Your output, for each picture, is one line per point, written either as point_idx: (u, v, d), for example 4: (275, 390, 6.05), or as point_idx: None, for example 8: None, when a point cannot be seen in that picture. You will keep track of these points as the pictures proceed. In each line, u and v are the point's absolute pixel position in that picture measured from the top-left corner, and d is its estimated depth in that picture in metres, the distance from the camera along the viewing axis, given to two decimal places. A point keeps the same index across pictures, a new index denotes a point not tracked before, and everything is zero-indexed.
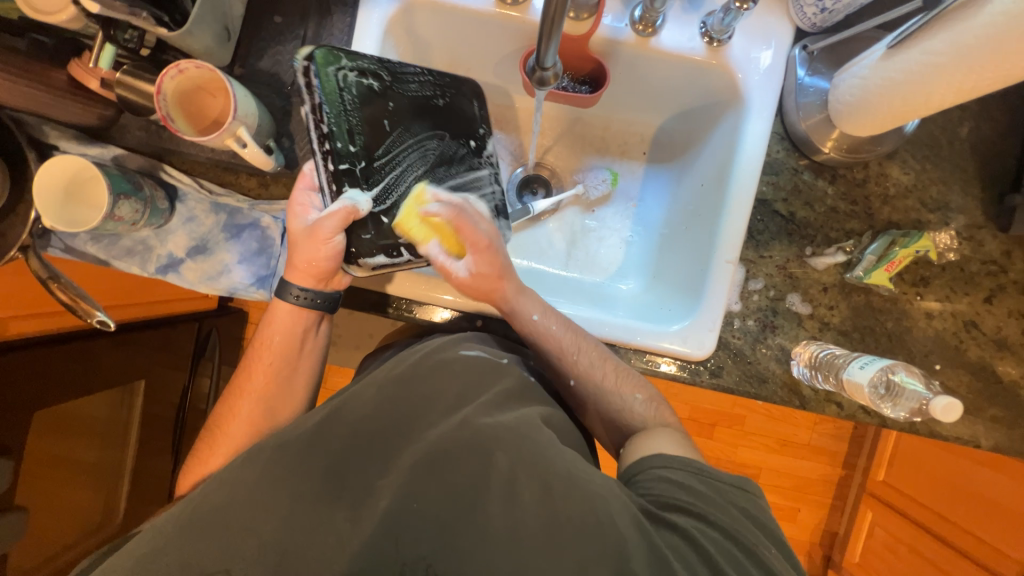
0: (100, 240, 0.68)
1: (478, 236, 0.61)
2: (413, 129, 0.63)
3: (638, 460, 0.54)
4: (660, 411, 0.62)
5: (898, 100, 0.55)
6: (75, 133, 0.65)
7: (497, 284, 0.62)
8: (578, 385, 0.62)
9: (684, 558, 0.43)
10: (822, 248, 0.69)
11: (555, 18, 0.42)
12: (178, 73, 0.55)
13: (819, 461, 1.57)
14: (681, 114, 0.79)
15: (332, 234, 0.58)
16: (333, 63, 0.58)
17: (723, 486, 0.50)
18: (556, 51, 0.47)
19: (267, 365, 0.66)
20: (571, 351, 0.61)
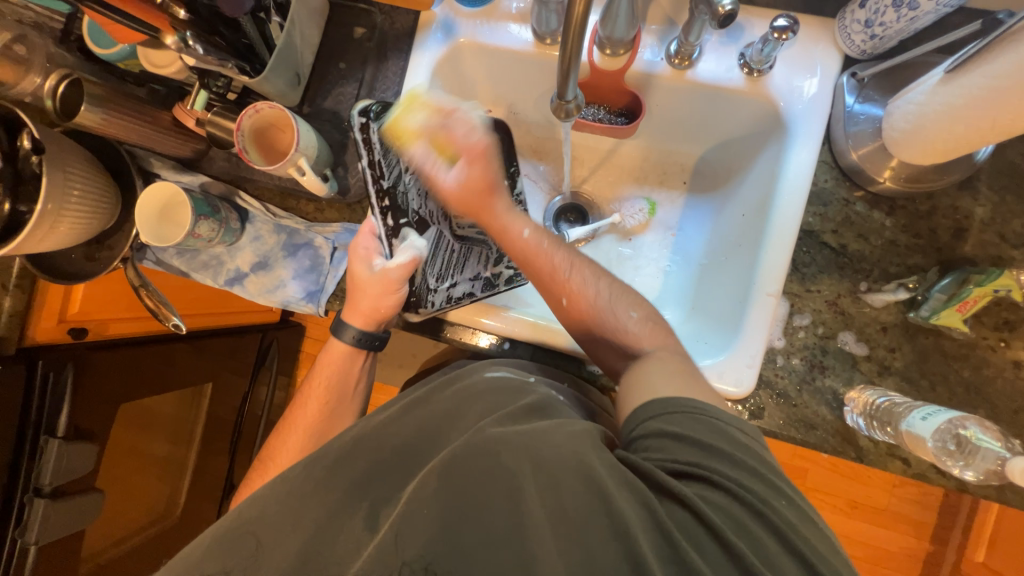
0: (183, 254, 0.78)
1: (470, 146, 0.66)
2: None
3: (637, 408, 0.50)
4: (660, 329, 0.61)
5: (963, 124, 0.50)
6: (173, 164, 0.77)
7: (484, 197, 0.66)
8: (571, 301, 0.62)
9: (696, 534, 0.40)
10: (879, 283, 0.64)
11: (573, 52, 0.44)
12: (255, 113, 0.64)
13: (898, 530, 1.37)
14: (723, 143, 0.77)
15: (398, 282, 0.64)
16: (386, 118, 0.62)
17: (718, 432, 0.45)
18: (576, 84, 0.50)
19: (326, 380, 0.71)
20: (563, 268, 0.63)
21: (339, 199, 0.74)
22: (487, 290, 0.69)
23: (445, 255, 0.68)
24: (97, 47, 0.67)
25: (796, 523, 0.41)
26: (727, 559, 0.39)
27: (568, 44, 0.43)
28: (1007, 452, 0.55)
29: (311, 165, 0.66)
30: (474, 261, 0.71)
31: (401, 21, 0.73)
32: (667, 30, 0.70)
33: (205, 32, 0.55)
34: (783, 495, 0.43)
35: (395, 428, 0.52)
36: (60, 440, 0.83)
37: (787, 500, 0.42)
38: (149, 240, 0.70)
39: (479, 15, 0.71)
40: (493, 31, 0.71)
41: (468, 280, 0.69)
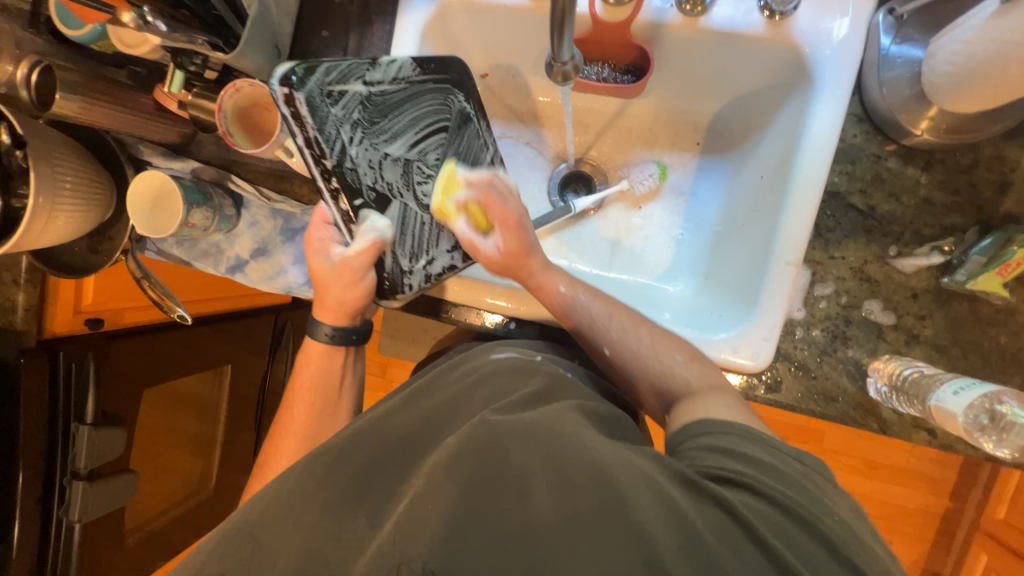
0: (182, 243, 0.77)
1: (506, 215, 0.62)
2: (406, 139, 0.61)
3: (683, 429, 0.51)
4: (707, 367, 0.57)
5: (1015, 64, 0.44)
6: (162, 150, 0.74)
7: (523, 261, 0.62)
8: (614, 353, 0.60)
9: (733, 533, 0.39)
10: (911, 247, 0.59)
11: (565, 3, 0.39)
12: (235, 92, 0.61)
13: (918, 489, 1.37)
14: (741, 98, 0.71)
15: (361, 271, 0.63)
16: (311, 80, 0.55)
17: (773, 451, 0.46)
18: (572, 42, 0.45)
19: (319, 367, 0.70)
20: (602, 319, 0.60)
21: None
22: (468, 259, 0.65)
23: (414, 232, 0.63)
24: (65, 27, 0.63)
25: (842, 538, 0.39)
26: (761, 555, 0.38)
27: None
28: None
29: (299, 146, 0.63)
30: (448, 230, 0.64)
31: None
32: None
33: (169, 7, 0.53)
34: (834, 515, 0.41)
35: (403, 417, 0.52)
36: (89, 427, 0.86)
37: (834, 514, 0.41)
38: (144, 229, 0.69)
39: None
40: None
41: (446, 252, 0.64)
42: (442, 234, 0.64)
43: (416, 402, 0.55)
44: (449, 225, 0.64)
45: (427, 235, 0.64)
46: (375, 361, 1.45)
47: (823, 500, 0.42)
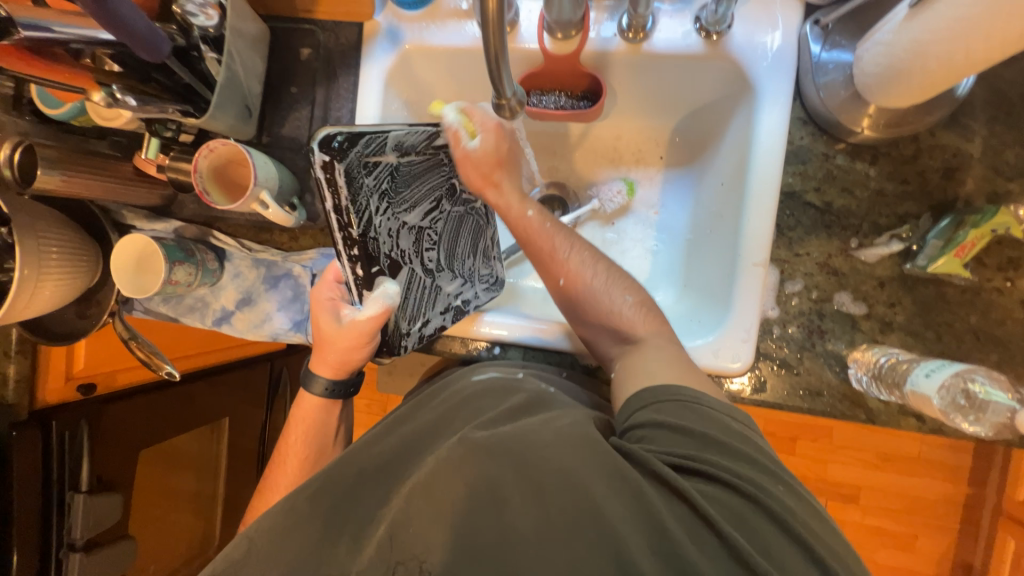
0: (168, 300, 0.78)
1: (488, 117, 0.57)
2: (422, 210, 0.59)
3: (641, 392, 0.52)
4: (652, 315, 0.60)
5: (935, 61, 0.47)
6: (146, 213, 0.76)
7: (496, 172, 0.60)
8: (568, 283, 0.61)
9: (692, 522, 0.41)
10: (870, 237, 0.61)
11: (498, 52, 0.42)
12: (209, 152, 0.63)
13: (934, 477, 1.34)
14: (694, 112, 0.74)
15: (370, 333, 0.62)
16: (352, 151, 0.49)
17: (717, 424, 0.47)
18: (512, 80, 0.48)
19: (310, 411, 0.69)
20: (562, 251, 0.61)
21: (311, 225, 0.73)
22: (459, 318, 0.67)
23: (418, 294, 0.62)
24: (47, 107, 0.67)
25: (795, 509, 0.42)
26: (719, 540, 0.40)
27: (491, 38, 0.41)
28: (1016, 403, 0.53)
29: (274, 197, 0.65)
30: (443, 292, 0.65)
31: (346, 35, 0.71)
32: (616, 4, 0.67)
33: (138, 81, 0.55)
34: (778, 483, 0.44)
35: (381, 447, 0.52)
36: (84, 494, 0.86)
37: (779, 484, 0.44)
38: (130, 292, 0.70)
39: (424, 18, 0.70)
40: (441, 32, 0.69)
41: (440, 313, 0.65)
42: (438, 295, 0.64)
43: (395, 429, 0.55)
44: (444, 287, 0.65)
45: (428, 299, 0.64)
46: (374, 400, 1.44)
47: (771, 473, 0.44)
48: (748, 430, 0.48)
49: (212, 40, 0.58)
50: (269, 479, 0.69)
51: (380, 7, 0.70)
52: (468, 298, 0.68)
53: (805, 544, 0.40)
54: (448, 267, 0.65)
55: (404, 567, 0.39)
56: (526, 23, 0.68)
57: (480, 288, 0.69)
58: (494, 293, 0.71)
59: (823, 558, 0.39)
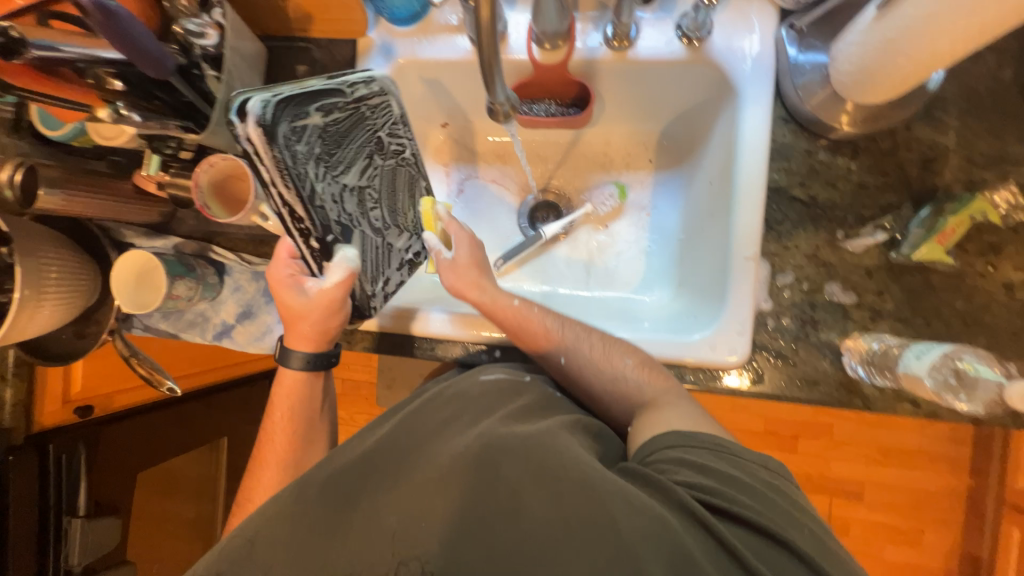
0: (168, 316, 0.78)
1: (462, 231, 0.70)
2: (358, 167, 0.57)
3: (650, 439, 0.52)
4: (657, 373, 0.60)
5: (905, 59, 0.50)
6: (145, 231, 0.76)
7: (476, 273, 0.67)
8: (570, 362, 0.62)
9: (713, 557, 0.40)
10: (856, 229, 0.63)
11: (492, 59, 0.44)
12: (209, 167, 0.65)
13: (936, 470, 1.35)
14: (681, 115, 0.76)
15: (341, 299, 0.61)
16: (280, 118, 0.47)
17: (739, 467, 0.48)
18: (506, 86, 0.50)
19: (303, 410, 0.68)
20: (555, 330, 0.63)
21: None
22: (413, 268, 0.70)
23: (372, 257, 0.61)
24: (46, 130, 0.69)
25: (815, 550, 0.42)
26: (735, 565, 0.40)
27: (486, 48, 0.43)
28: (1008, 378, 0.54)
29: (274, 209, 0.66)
30: (396, 250, 0.65)
31: (340, 52, 0.74)
32: (600, 15, 0.70)
33: (142, 100, 0.56)
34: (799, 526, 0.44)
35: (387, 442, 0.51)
36: (83, 519, 0.84)
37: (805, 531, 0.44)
38: (130, 307, 0.70)
39: (416, 33, 0.72)
40: (432, 46, 0.72)
41: (397, 270, 0.67)
42: (388, 258, 0.65)
43: (404, 430, 0.53)
44: (395, 244, 0.65)
45: (382, 263, 0.64)
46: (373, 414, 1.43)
47: (795, 519, 0.44)
48: (771, 477, 0.49)
49: (210, 58, 0.60)
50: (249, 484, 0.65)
51: (372, 25, 0.72)
52: (419, 251, 0.69)
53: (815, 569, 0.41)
54: (395, 224, 0.64)
55: (407, 566, 0.40)
56: (514, 35, 0.71)
57: (427, 238, 0.70)
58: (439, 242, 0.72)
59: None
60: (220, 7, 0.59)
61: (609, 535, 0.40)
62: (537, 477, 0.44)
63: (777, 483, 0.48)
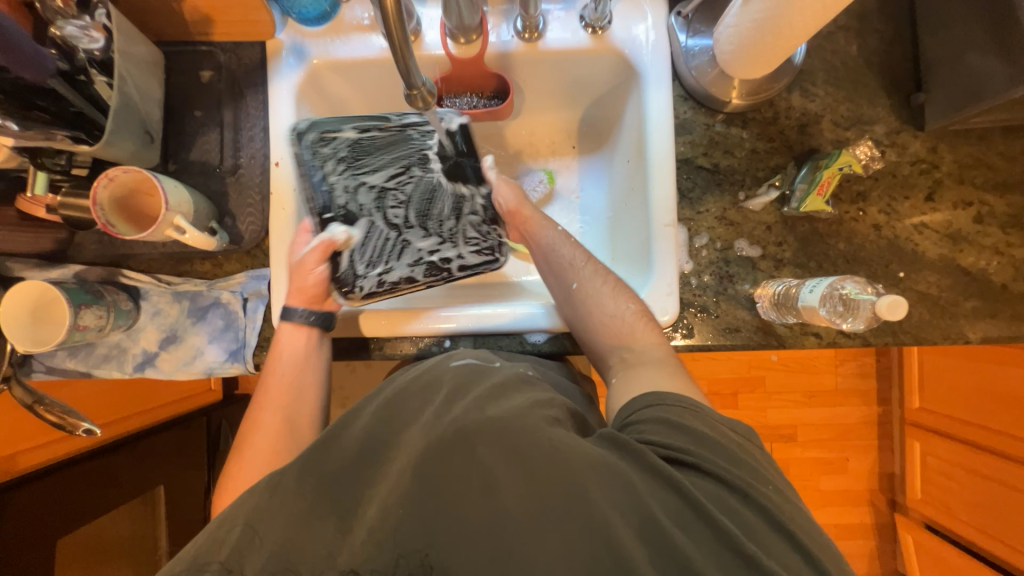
0: (76, 353, 0.70)
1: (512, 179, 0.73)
2: (386, 175, 0.71)
3: (632, 399, 0.54)
4: (651, 326, 0.62)
5: (773, 36, 0.57)
6: (36, 262, 0.69)
7: (529, 210, 0.70)
8: (580, 288, 0.65)
9: (671, 512, 0.42)
10: (754, 189, 0.71)
11: (402, 46, 0.44)
12: (109, 181, 0.59)
13: (851, 404, 1.53)
14: (596, 100, 0.81)
15: (317, 264, 0.65)
16: (314, 129, 0.69)
17: (717, 427, 0.49)
18: (421, 72, 0.49)
19: (289, 356, 0.64)
20: (579, 262, 0.67)
21: (234, 248, 0.71)
22: (432, 273, 0.71)
23: (378, 243, 0.70)
24: None
25: (773, 498, 0.44)
26: (708, 528, 0.41)
27: (395, 36, 0.43)
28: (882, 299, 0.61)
29: (190, 221, 0.63)
30: (414, 247, 0.71)
31: (248, 55, 0.71)
32: (508, 9, 0.73)
33: (19, 109, 0.51)
34: (765, 482, 0.45)
35: (344, 441, 0.49)
36: None
37: (769, 484, 0.45)
38: (26, 346, 0.62)
39: (327, 32, 0.71)
40: (346, 45, 0.71)
41: (409, 265, 0.70)
42: (399, 249, 0.71)
43: (374, 425, 0.50)
44: (416, 243, 0.71)
45: (393, 252, 0.70)
46: None
47: (759, 473, 0.46)
48: (747, 442, 0.50)
49: (99, 62, 0.56)
50: (227, 472, 0.57)
51: (280, 25, 0.70)
52: (445, 257, 0.71)
53: (789, 535, 0.42)
54: (420, 226, 0.72)
55: (407, 559, 0.41)
56: (428, 31, 0.72)
57: (463, 250, 0.72)
58: (483, 258, 0.72)
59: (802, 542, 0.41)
60: (105, 7, 0.54)
61: (570, 488, 0.42)
62: (510, 454, 0.44)
63: (756, 452, 0.49)
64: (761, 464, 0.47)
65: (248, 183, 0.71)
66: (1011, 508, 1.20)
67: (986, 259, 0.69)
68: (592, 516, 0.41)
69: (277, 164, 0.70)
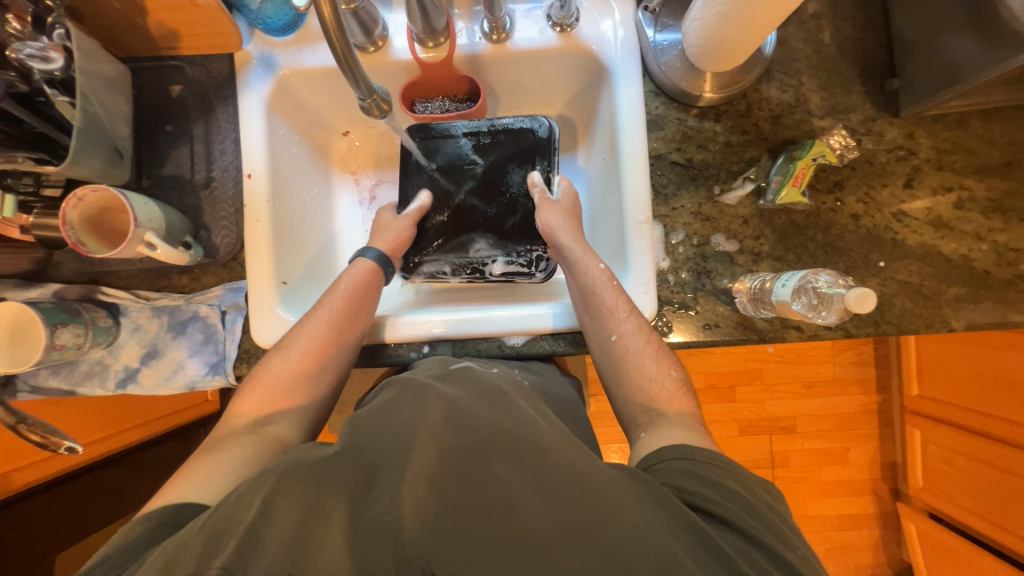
0: (60, 371, 0.71)
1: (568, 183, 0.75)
2: (465, 177, 0.78)
3: (656, 451, 0.53)
4: (688, 398, 0.61)
5: (735, 29, 0.57)
6: (17, 282, 0.69)
7: (565, 235, 0.70)
8: (619, 342, 0.62)
9: (696, 556, 0.41)
10: (729, 183, 0.70)
11: (344, 52, 0.44)
12: (78, 202, 0.59)
13: (849, 393, 1.52)
14: (572, 98, 0.81)
15: (405, 222, 0.74)
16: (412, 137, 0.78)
17: (747, 483, 0.49)
18: (368, 79, 0.49)
19: (350, 306, 0.65)
20: (621, 313, 0.63)
21: (211, 262, 0.71)
22: (471, 275, 0.76)
23: (440, 240, 0.77)
24: None
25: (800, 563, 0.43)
26: (717, 563, 0.40)
27: (336, 43, 0.43)
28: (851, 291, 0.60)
29: (161, 237, 0.63)
30: (461, 248, 0.77)
31: (217, 68, 0.71)
32: (475, 11, 0.72)
33: None
34: (795, 545, 0.45)
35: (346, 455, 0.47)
36: None
37: (796, 549, 0.44)
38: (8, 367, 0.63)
39: (295, 42, 0.71)
40: (314, 54, 0.71)
41: (450, 265, 0.77)
42: (449, 249, 0.77)
43: (379, 433, 0.49)
44: (465, 242, 0.77)
45: (448, 247, 0.77)
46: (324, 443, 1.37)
47: (787, 538, 0.45)
48: (772, 500, 0.49)
49: (59, 82, 0.56)
50: (263, 363, 0.62)
51: (247, 37, 0.70)
52: (483, 260, 0.76)
53: (778, 558, 0.42)
54: (473, 226, 0.77)
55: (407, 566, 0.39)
56: (396, 37, 0.72)
57: (505, 258, 0.76)
58: (506, 274, 0.76)
59: (777, 553, 0.42)
60: (63, 28, 0.55)
61: (597, 525, 0.41)
62: (527, 472, 0.44)
63: (781, 511, 0.49)
64: (787, 528, 0.47)
65: (221, 196, 0.71)
66: (1013, 496, 1.19)
67: (968, 246, 0.68)
68: (608, 545, 0.39)
69: (249, 176, 0.70)
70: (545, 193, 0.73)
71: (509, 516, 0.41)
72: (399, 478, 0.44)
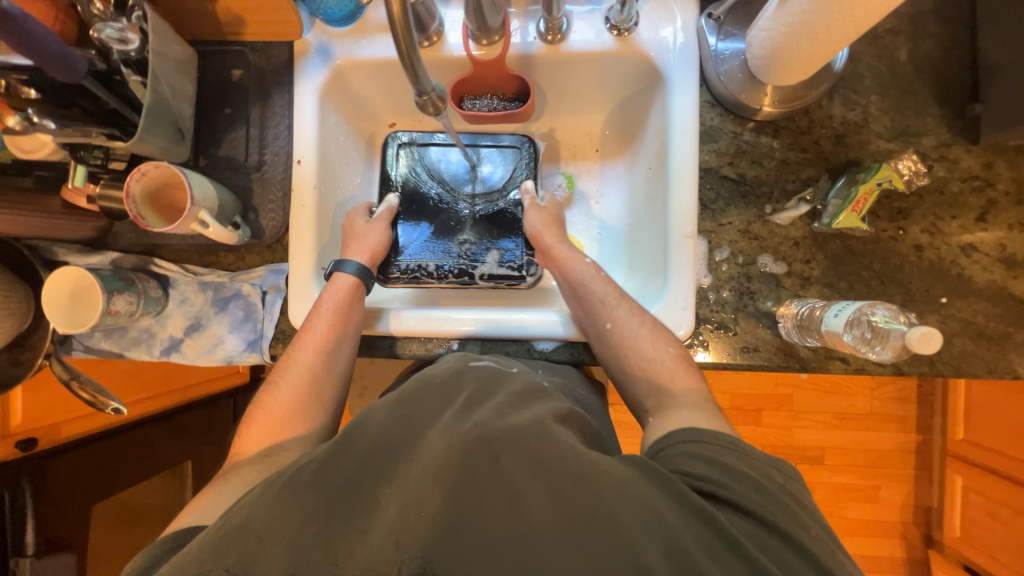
0: (111, 334, 0.75)
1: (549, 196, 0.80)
2: (457, 182, 0.80)
3: (668, 434, 0.52)
4: (692, 373, 0.60)
5: (807, 42, 0.54)
6: (80, 247, 0.73)
7: (557, 229, 0.73)
8: (614, 329, 0.63)
9: (704, 543, 0.40)
10: (782, 203, 0.67)
11: (408, 47, 0.44)
12: (141, 176, 0.62)
13: (886, 430, 1.44)
14: (622, 102, 0.79)
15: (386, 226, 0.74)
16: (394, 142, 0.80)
17: (760, 465, 0.47)
18: (428, 73, 0.49)
19: (339, 314, 0.66)
20: (612, 299, 0.65)
21: (255, 243, 0.73)
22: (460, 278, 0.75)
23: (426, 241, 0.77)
24: None
25: (814, 543, 0.41)
26: (729, 551, 0.39)
27: (400, 37, 0.43)
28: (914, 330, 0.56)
29: (214, 216, 0.65)
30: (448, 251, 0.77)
31: (277, 54, 0.73)
32: (531, 11, 0.72)
33: (59, 107, 0.56)
34: (811, 525, 0.44)
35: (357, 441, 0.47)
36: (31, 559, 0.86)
37: (810, 527, 0.43)
38: (64, 327, 0.66)
39: (352, 33, 0.72)
40: (370, 46, 0.72)
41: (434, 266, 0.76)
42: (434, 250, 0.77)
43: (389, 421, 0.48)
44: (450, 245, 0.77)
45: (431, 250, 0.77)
46: None
47: (800, 517, 0.44)
48: (787, 480, 0.48)
49: (134, 62, 0.59)
50: (262, 396, 0.62)
51: (308, 26, 0.72)
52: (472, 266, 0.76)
53: (794, 543, 0.41)
54: (465, 231, 0.78)
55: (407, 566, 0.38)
56: (451, 33, 0.72)
57: (491, 265, 0.76)
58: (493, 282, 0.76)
59: (791, 536, 0.41)
60: (140, 10, 0.57)
61: (603, 518, 0.39)
62: (532, 463, 0.43)
63: (798, 492, 0.47)
64: (801, 507, 0.45)
65: (271, 179, 0.73)
66: None
67: None
68: (616, 537, 0.39)
69: (298, 162, 0.71)
70: (534, 199, 0.77)
71: (511, 504, 0.40)
72: (417, 469, 0.44)
